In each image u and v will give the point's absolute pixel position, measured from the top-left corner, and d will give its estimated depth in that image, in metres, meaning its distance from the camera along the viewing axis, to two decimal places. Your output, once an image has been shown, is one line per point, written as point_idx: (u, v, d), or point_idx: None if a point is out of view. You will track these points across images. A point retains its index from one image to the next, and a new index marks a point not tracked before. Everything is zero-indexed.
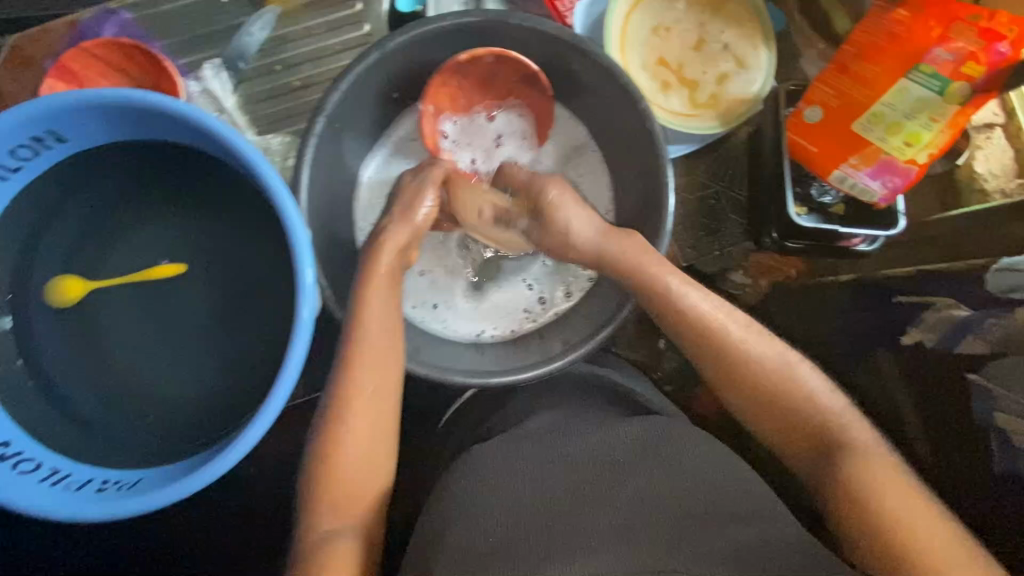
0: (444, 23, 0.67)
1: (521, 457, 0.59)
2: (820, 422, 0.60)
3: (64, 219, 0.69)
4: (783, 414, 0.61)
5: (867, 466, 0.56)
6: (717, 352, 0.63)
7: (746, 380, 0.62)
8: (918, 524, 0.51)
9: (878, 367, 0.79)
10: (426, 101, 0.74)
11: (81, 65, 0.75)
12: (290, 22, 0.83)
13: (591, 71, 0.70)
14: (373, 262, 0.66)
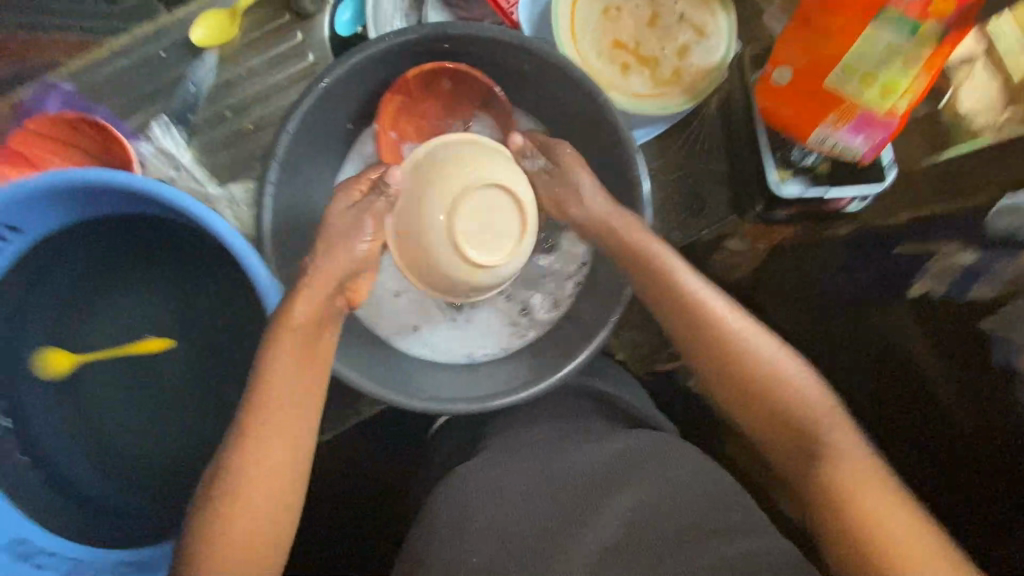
0: (384, 44, 0.64)
1: (491, 478, 0.57)
2: (810, 419, 0.58)
3: (43, 309, 0.69)
4: (771, 410, 0.59)
5: (853, 468, 0.55)
6: (711, 344, 0.60)
7: (738, 374, 0.60)
8: (896, 531, 0.51)
9: (890, 313, 0.77)
10: (381, 121, 0.72)
11: (29, 146, 0.74)
12: (232, 66, 0.81)
13: (542, 70, 0.67)
14: (283, 308, 0.59)
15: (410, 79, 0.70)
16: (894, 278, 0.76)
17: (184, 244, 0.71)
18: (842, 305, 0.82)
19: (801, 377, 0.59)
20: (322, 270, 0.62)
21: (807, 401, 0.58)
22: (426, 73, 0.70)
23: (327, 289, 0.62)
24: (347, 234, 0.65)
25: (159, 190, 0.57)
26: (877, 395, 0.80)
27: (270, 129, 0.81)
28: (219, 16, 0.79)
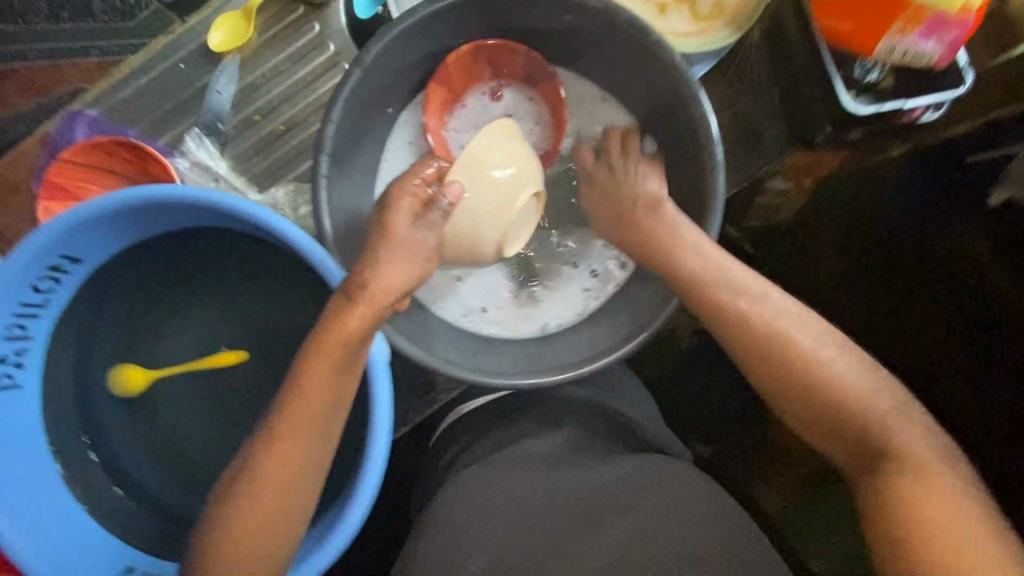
0: (419, 14, 0.61)
1: (504, 483, 0.61)
2: (887, 438, 0.55)
3: (110, 340, 0.70)
4: (840, 425, 0.57)
5: (931, 491, 0.52)
6: (774, 360, 0.58)
7: (806, 389, 0.57)
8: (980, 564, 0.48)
9: (959, 233, 0.78)
10: (427, 111, 0.71)
11: (66, 178, 0.72)
12: (252, 68, 0.78)
13: (584, 20, 0.63)
14: (342, 322, 0.55)
15: (449, 63, 0.69)
16: (963, 184, 0.78)
17: (236, 255, 0.70)
18: (898, 227, 0.81)
19: (874, 390, 0.56)
20: (380, 273, 0.56)
21: (883, 416, 0.56)
22: (466, 55, 0.70)
23: (386, 297, 0.56)
24: (409, 247, 0.58)
25: (221, 199, 0.57)
26: (927, 316, 0.81)
27: (302, 127, 0.79)
28: (235, 19, 0.77)
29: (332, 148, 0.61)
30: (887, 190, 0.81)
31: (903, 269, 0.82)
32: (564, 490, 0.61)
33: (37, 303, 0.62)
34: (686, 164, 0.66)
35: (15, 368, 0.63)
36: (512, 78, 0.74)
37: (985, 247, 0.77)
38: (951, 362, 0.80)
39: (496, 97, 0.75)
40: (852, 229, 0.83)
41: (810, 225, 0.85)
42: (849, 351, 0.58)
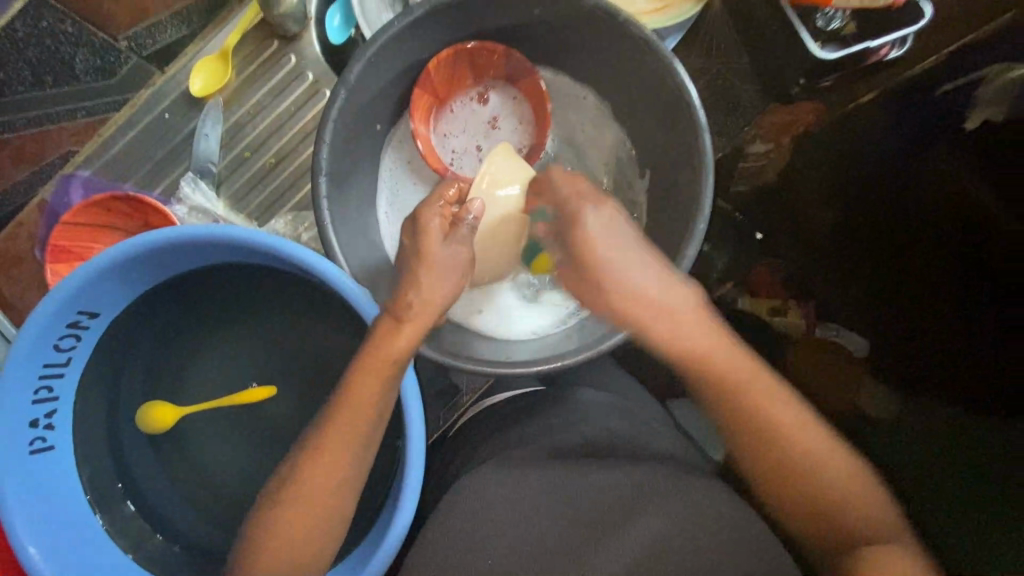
0: (395, 28, 0.62)
1: (524, 489, 0.58)
2: (841, 494, 0.58)
3: (132, 390, 0.70)
4: (795, 476, 0.59)
5: (883, 544, 0.54)
6: (727, 399, 0.62)
7: (764, 434, 0.61)
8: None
9: (943, 169, 0.71)
10: (414, 119, 0.73)
11: (70, 239, 0.74)
12: (235, 107, 0.80)
13: (553, 11, 0.65)
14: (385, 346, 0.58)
15: (431, 71, 0.71)
16: (941, 120, 0.72)
17: (250, 286, 0.71)
18: (899, 167, 0.73)
19: (827, 450, 0.60)
20: (425, 298, 0.60)
21: (834, 472, 0.59)
22: (445, 60, 0.71)
23: (428, 317, 0.60)
24: (446, 267, 0.61)
25: (232, 232, 0.59)
26: (930, 270, 0.73)
27: (291, 158, 0.80)
28: (212, 61, 0.78)
29: (328, 169, 0.63)
30: (866, 141, 0.76)
31: (890, 232, 0.75)
32: (578, 492, 0.58)
33: (60, 362, 0.63)
34: (671, 136, 0.67)
35: (47, 430, 0.63)
36: (496, 78, 0.77)
37: (981, 182, 0.69)
38: (949, 329, 0.72)
39: (483, 100, 0.78)
40: (841, 182, 0.78)
41: (790, 184, 0.82)
42: (801, 412, 0.62)
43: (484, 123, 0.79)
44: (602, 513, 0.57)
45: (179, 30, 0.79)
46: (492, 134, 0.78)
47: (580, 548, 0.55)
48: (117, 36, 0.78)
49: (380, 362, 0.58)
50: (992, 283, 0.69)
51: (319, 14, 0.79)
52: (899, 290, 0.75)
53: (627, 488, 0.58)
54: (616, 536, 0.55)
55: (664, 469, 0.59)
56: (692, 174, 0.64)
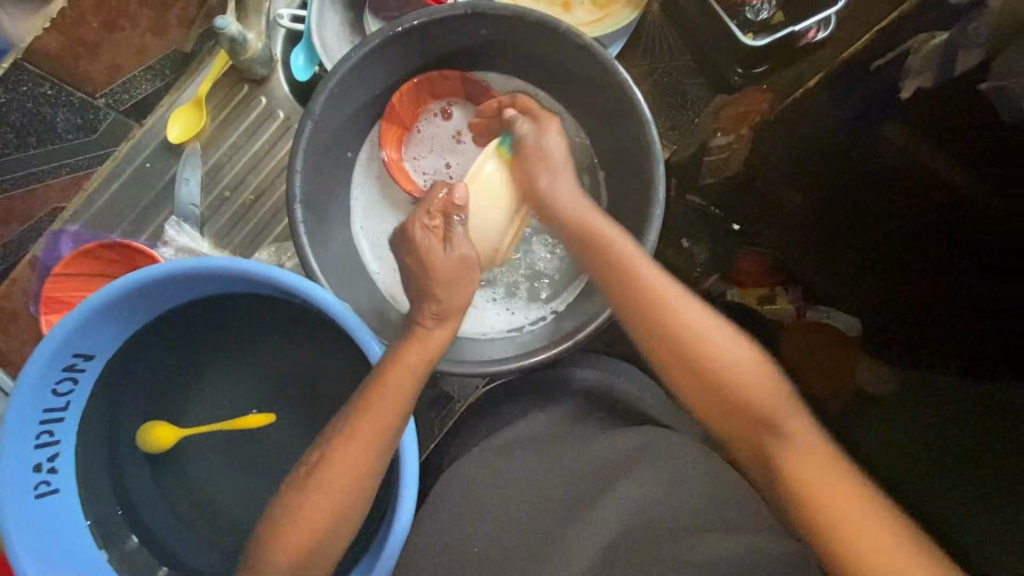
0: (353, 57, 0.65)
1: (494, 490, 0.62)
2: (762, 404, 0.59)
3: (130, 428, 0.73)
4: (722, 387, 0.61)
5: (796, 448, 0.57)
6: (665, 331, 0.63)
7: (687, 348, 0.62)
8: (842, 511, 0.52)
9: (891, 145, 0.71)
10: (386, 149, 0.78)
11: (62, 291, 0.77)
12: (212, 151, 0.84)
13: (500, 29, 0.69)
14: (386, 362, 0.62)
15: (396, 104, 0.77)
16: (885, 96, 0.74)
17: (242, 316, 0.73)
18: (856, 145, 0.75)
19: (749, 361, 0.61)
20: (449, 307, 0.65)
21: (758, 385, 0.60)
22: (410, 91, 0.77)
23: (455, 321, 0.66)
24: (459, 271, 0.66)
25: (216, 263, 0.62)
26: (907, 249, 0.72)
27: (270, 193, 0.84)
28: (187, 111, 0.83)
29: (302, 196, 0.66)
30: (830, 130, 0.77)
31: (866, 220, 0.75)
32: (548, 490, 0.62)
33: (59, 406, 0.65)
34: (623, 132, 0.71)
35: (51, 474, 0.65)
36: (456, 95, 0.80)
37: (932, 156, 0.68)
38: (931, 309, 0.72)
39: (446, 113, 0.81)
40: (803, 157, 0.79)
41: (758, 172, 0.84)
42: (720, 325, 0.63)
43: (450, 139, 0.82)
44: (583, 484, 0.62)
45: (154, 84, 0.81)
46: (458, 148, 0.81)
47: (558, 522, 0.59)
48: (96, 94, 0.76)
49: (393, 376, 0.60)
50: (969, 261, 0.67)
51: (285, 55, 0.85)
52: (876, 269, 0.75)
53: (601, 464, 0.63)
54: (593, 508, 0.59)
55: (646, 431, 0.65)
56: (644, 171, 0.68)
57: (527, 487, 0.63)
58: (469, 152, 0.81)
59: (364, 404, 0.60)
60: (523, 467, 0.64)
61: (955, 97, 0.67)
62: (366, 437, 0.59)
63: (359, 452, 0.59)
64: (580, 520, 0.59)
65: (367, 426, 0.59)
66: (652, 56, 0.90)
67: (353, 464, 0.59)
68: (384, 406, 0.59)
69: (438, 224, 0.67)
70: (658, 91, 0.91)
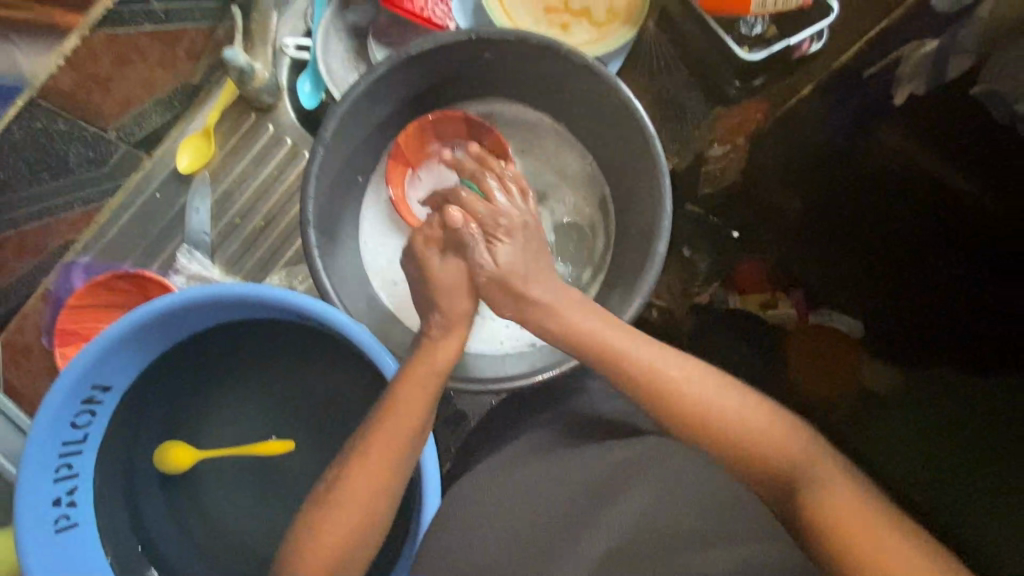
0: (362, 83, 0.67)
1: (507, 496, 0.60)
2: (786, 463, 0.54)
3: (147, 456, 0.73)
4: (742, 455, 0.55)
5: (834, 500, 0.50)
6: (655, 390, 0.58)
7: (696, 418, 0.56)
8: (896, 559, 0.46)
9: (887, 149, 0.73)
10: (393, 188, 0.80)
11: (76, 322, 0.78)
12: (221, 179, 0.85)
13: (504, 51, 0.71)
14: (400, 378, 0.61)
15: (401, 143, 0.79)
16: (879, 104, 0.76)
17: (261, 342, 0.74)
18: (849, 149, 0.77)
19: (762, 417, 0.56)
20: (450, 316, 0.64)
21: (764, 432, 0.56)
22: (413, 133, 0.79)
23: (459, 332, 0.64)
24: (457, 283, 0.64)
25: (235, 290, 0.63)
26: (909, 251, 0.73)
27: (280, 218, 0.85)
28: (195, 140, 0.85)
29: (315, 221, 0.67)
30: (823, 140, 0.80)
31: (863, 224, 0.76)
32: (557, 495, 0.58)
33: (78, 439, 0.65)
34: (629, 147, 0.72)
35: (70, 507, 0.65)
36: (458, 136, 0.80)
37: (930, 157, 0.69)
38: (933, 312, 0.72)
39: (449, 160, 0.82)
40: (800, 166, 0.82)
41: (755, 179, 0.88)
42: (728, 383, 0.58)
43: (448, 179, 0.81)
44: (585, 498, 0.57)
45: (164, 115, 0.83)
46: (457, 187, 0.81)
47: (563, 536, 0.55)
48: (108, 127, 0.76)
49: (406, 393, 0.60)
50: (965, 265, 0.68)
51: (291, 85, 0.86)
52: (877, 271, 0.76)
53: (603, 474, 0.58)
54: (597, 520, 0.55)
55: (651, 441, 0.60)
56: (652, 185, 0.70)
57: (536, 494, 0.59)
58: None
59: (380, 422, 0.59)
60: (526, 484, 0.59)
61: (949, 101, 0.69)
62: (386, 459, 0.58)
63: (379, 475, 0.57)
64: (585, 533, 0.54)
65: (386, 445, 0.58)
66: (649, 71, 0.92)
67: (372, 487, 0.57)
68: (399, 422, 0.59)
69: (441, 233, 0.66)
70: (656, 104, 0.93)
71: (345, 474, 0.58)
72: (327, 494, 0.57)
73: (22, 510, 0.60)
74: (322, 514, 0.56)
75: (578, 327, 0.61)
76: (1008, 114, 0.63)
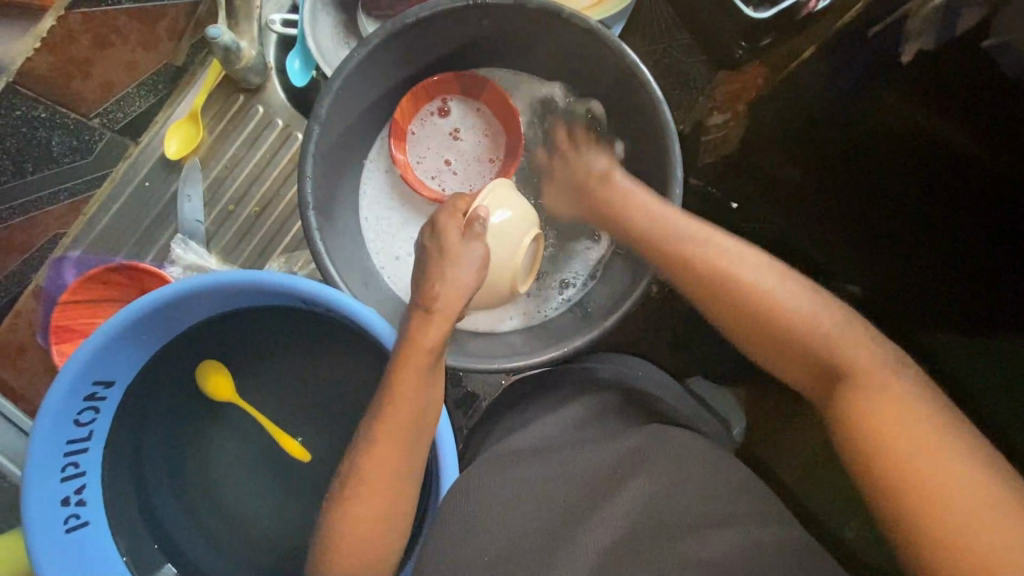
0: (355, 57, 0.63)
1: (522, 478, 0.58)
2: (830, 352, 0.53)
3: (154, 450, 0.71)
4: (784, 346, 0.56)
5: (875, 398, 0.49)
6: (705, 274, 0.60)
7: (738, 297, 0.58)
8: (908, 446, 0.46)
9: (885, 100, 0.72)
10: (397, 163, 0.77)
11: (70, 318, 0.75)
12: (211, 166, 0.82)
13: (502, 18, 0.68)
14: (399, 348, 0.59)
15: (397, 120, 0.77)
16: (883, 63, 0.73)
17: (263, 329, 0.72)
18: (840, 97, 0.75)
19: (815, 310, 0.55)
20: (454, 280, 0.60)
21: (816, 327, 0.54)
22: (407, 106, 0.77)
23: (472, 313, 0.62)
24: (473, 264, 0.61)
25: (229, 278, 0.61)
26: (921, 194, 0.72)
27: (275, 203, 0.83)
28: (183, 125, 0.81)
29: (315, 203, 0.65)
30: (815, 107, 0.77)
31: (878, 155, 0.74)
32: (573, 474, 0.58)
33: (82, 437, 0.64)
34: (636, 110, 0.70)
35: (79, 507, 0.64)
36: (451, 92, 0.79)
37: (929, 110, 0.70)
38: (956, 246, 0.71)
39: (443, 110, 0.80)
40: (799, 127, 0.79)
41: (756, 146, 0.85)
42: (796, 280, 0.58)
43: (446, 136, 0.81)
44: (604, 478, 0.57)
45: (147, 100, 0.79)
46: (456, 145, 0.81)
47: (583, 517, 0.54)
48: (90, 114, 0.74)
49: (415, 384, 0.57)
50: (977, 203, 0.69)
51: (278, 63, 0.83)
52: (898, 209, 0.74)
53: (619, 456, 0.59)
54: (617, 495, 0.55)
55: (655, 429, 0.62)
56: (662, 155, 0.67)
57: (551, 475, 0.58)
58: (468, 150, 0.81)
59: (394, 405, 0.57)
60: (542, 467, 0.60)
61: (953, 56, 0.68)
62: (399, 442, 0.56)
63: (390, 458, 0.56)
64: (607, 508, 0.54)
65: (398, 426, 0.57)
66: (650, 36, 0.90)
67: (384, 471, 0.56)
68: (408, 404, 0.57)
69: (459, 224, 0.62)
70: (658, 72, 0.91)
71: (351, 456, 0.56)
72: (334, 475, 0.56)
73: (30, 510, 0.59)
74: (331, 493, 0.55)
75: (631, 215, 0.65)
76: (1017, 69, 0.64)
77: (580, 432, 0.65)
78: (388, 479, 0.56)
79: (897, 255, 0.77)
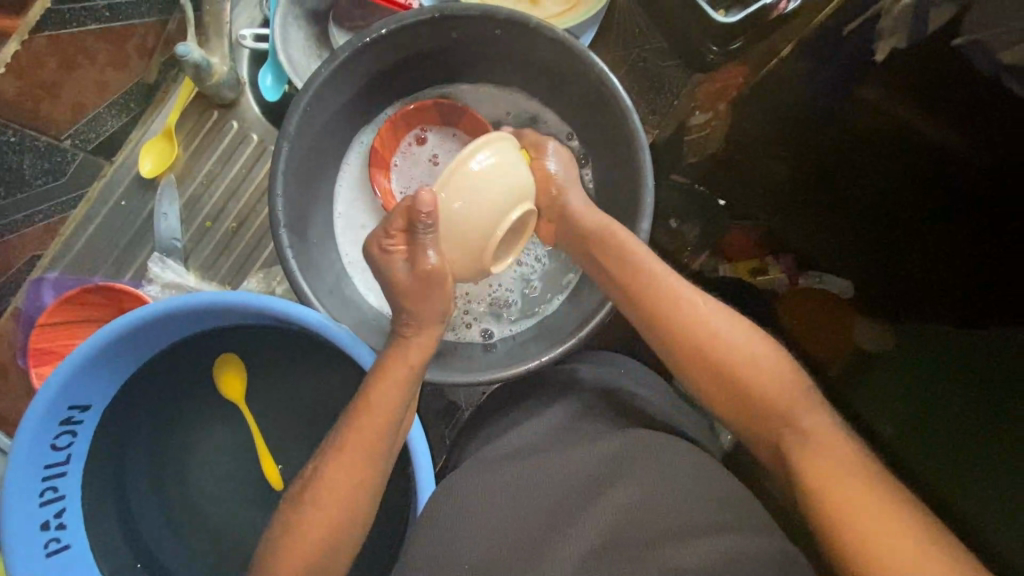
0: (320, 76, 0.63)
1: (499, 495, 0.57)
2: (779, 401, 0.54)
3: (134, 469, 0.72)
4: (734, 379, 0.56)
5: (819, 439, 0.51)
6: (656, 301, 0.61)
7: (687, 328, 0.59)
8: (850, 506, 0.47)
9: (863, 100, 0.72)
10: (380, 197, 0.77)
11: (48, 340, 0.75)
12: (187, 184, 0.82)
13: (470, 29, 0.68)
14: (379, 373, 0.59)
15: (378, 147, 0.77)
16: (859, 64, 0.72)
17: (243, 348, 0.72)
18: (817, 106, 0.75)
19: (758, 340, 0.57)
20: (421, 319, 0.61)
21: (759, 363, 0.56)
22: (386, 135, 0.77)
23: (432, 329, 0.62)
24: (423, 289, 0.60)
25: (198, 300, 0.61)
26: (911, 200, 0.71)
27: (252, 218, 0.83)
28: (159, 143, 0.81)
29: (287, 221, 0.64)
30: (804, 96, 0.75)
31: (854, 163, 0.74)
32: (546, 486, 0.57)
33: (60, 461, 0.64)
34: (607, 117, 0.69)
35: (59, 530, 0.64)
36: (429, 121, 0.78)
37: (907, 109, 0.69)
38: (947, 257, 0.70)
39: (421, 138, 0.79)
40: (780, 130, 0.78)
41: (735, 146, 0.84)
42: (733, 316, 0.59)
43: (427, 165, 0.79)
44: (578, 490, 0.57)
45: (119, 119, 0.79)
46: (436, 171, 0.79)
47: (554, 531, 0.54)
48: (60, 136, 0.73)
49: (388, 393, 0.58)
50: (968, 214, 0.68)
51: (251, 77, 0.83)
52: (889, 223, 0.74)
53: (601, 453, 0.58)
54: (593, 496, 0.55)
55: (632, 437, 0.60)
56: (633, 164, 0.67)
57: (524, 488, 0.57)
58: None
59: (365, 419, 0.57)
60: (518, 477, 0.59)
61: (930, 51, 0.67)
62: (366, 457, 0.56)
63: (361, 473, 0.56)
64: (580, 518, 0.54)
65: (366, 433, 0.56)
66: (625, 40, 0.89)
67: (355, 487, 0.56)
68: (376, 419, 0.57)
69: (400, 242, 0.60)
70: (633, 76, 0.90)
71: (320, 473, 0.56)
72: (304, 491, 0.56)
73: (8, 535, 0.59)
74: (301, 510, 0.55)
75: (617, 259, 0.63)
76: (992, 66, 0.63)
77: (557, 432, 0.65)
78: (358, 493, 0.56)
79: (890, 267, 0.76)
